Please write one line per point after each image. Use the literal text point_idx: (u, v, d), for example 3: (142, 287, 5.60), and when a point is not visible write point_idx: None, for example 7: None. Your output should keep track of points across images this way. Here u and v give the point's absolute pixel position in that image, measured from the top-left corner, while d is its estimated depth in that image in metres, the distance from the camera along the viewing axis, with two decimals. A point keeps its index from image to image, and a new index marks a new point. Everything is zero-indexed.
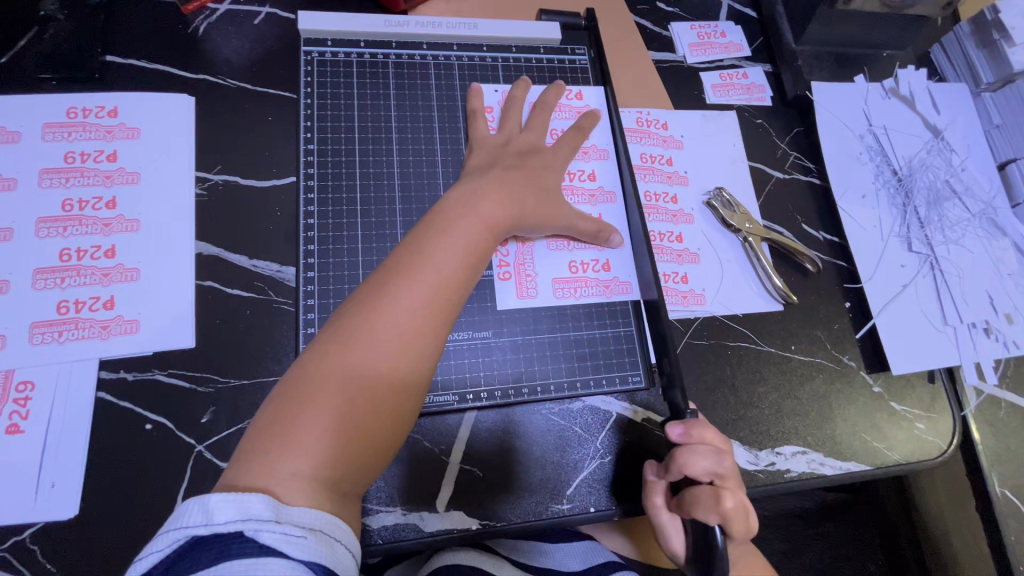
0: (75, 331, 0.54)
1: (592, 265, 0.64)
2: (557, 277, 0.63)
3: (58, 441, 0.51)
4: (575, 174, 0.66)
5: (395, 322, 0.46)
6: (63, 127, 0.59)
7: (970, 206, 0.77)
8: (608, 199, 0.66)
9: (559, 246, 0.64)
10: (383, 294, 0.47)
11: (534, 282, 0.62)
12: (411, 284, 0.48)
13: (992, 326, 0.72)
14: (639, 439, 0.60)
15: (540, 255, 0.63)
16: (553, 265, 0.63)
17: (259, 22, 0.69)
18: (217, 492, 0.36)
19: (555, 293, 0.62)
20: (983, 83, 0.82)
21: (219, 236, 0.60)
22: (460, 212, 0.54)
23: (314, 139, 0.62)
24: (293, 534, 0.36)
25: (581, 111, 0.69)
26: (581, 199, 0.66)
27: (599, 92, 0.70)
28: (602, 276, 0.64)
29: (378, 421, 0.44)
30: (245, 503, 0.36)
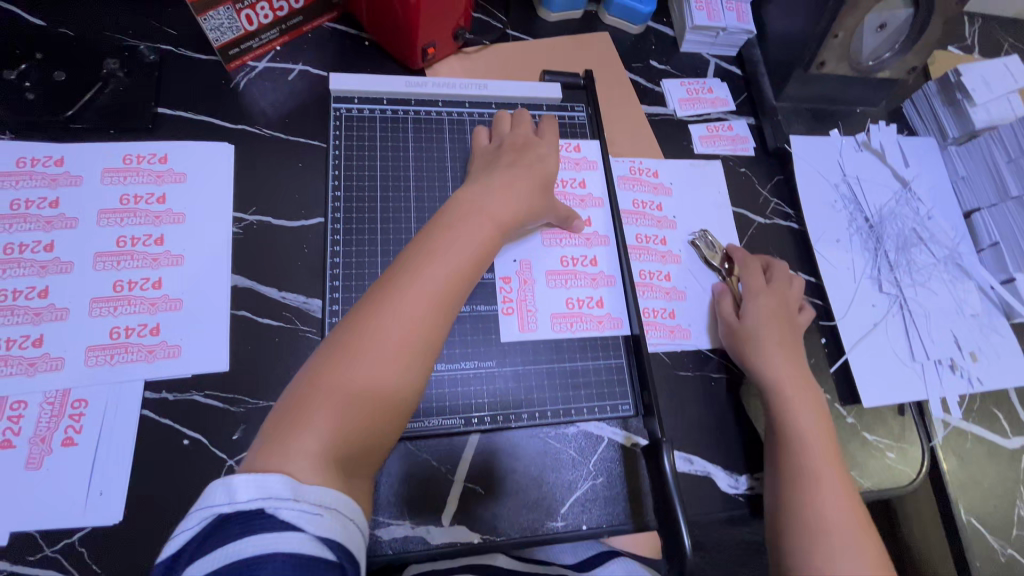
0: (125, 355, 0.60)
1: (586, 301, 0.71)
2: (554, 312, 0.69)
3: (107, 453, 0.57)
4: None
5: (402, 319, 0.51)
6: (120, 172, 0.67)
7: (936, 251, 0.84)
8: (602, 242, 0.74)
9: (557, 284, 0.71)
10: (391, 297, 0.52)
11: (535, 317, 0.69)
12: (416, 285, 0.53)
13: (957, 363, 0.79)
14: (628, 462, 0.67)
15: (540, 292, 0.70)
16: (552, 301, 0.70)
17: (293, 78, 0.77)
18: (240, 474, 0.41)
19: (553, 327, 0.69)
20: (950, 137, 0.90)
21: (253, 271, 0.67)
22: (458, 219, 0.59)
23: (341, 186, 0.69)
24: (308, 511, 0.40)
25: (578, 161, 0.77)
26: (577, 243, 0.73)
27: (595, 145, 0.78)
28: (596, 311, 0.70)
29: (390, 400, 0.49)
30: (265, 483, 0.40)
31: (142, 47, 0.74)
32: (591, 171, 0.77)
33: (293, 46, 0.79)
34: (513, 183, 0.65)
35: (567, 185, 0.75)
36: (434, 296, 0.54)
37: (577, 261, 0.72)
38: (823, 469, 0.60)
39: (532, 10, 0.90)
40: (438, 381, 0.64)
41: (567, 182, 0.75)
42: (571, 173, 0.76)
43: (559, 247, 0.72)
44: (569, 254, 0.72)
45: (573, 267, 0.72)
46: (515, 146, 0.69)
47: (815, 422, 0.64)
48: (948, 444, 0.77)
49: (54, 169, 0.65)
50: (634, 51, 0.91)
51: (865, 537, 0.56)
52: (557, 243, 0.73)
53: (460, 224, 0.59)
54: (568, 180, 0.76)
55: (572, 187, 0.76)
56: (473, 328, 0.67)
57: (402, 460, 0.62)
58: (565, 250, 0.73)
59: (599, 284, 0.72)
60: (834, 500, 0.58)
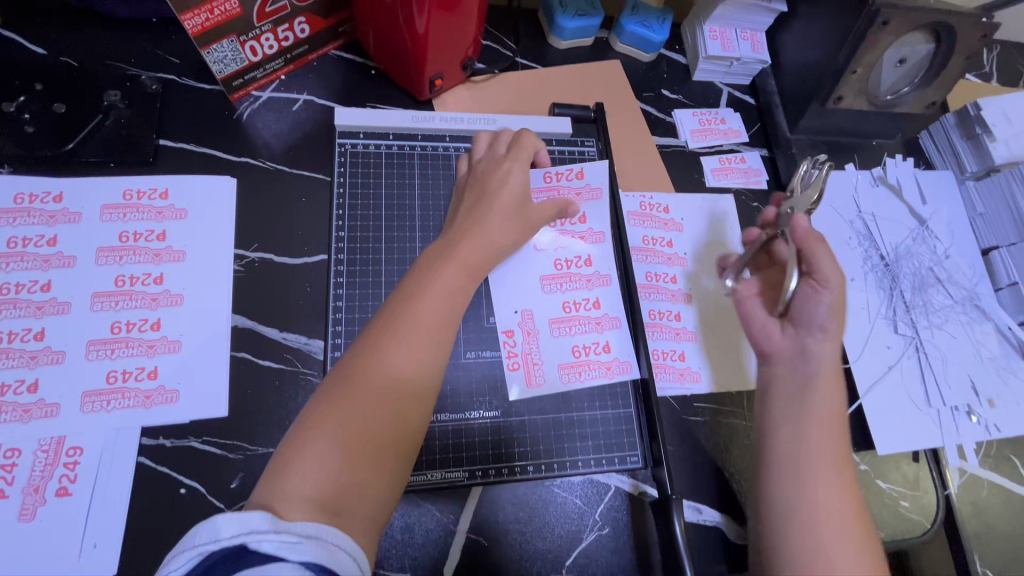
0: (122, 400, 0.59)
1: (592, 347, 0.68)
2: (559, 362, 0.67)
3: (103, 501, 0.56)
4: (568, 262, 0.72)
5: (407, 339, 0.50)
6: (119, 208, 0.66)
7: (954, 292, 0.82)
8: (605, 282, 0.71)
9: (561, 332, 0.69)
10: (395, 317, 0.51)
11: (541, 371, 0.66)
12: (420, 305, 0.52)
13: (974, 409, 0.77)
14: (635, 513, 0.65)
15: (544, 343, 0.68)
16: (557, 351, 0.68)
17: (297, 109, 0.76)
18: (223, 511, 0.38)
19: (559, 379, 0.67)
20: (968, 171, 0.87)
21: (254, 311, 0.66)
22: (456, 237, 0.59)
23: (345, 225, 0.68)
24: (292, 541, 0.37)
25: (579, 192, 0.74)
26: (579, 286, 0.71)
27: (598, 167, 0.74)
28: (603, 357, 0.68)
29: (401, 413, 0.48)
30: (246, 519, 0.37)
31: (144, 77, 0.72)
32: (592, 201, 0.74)
33: (297, 75, 0.78)
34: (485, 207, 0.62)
35: (566, 224, 0.73)
36: (438, 314, 0.52)
37: (580, 305, 0.70)
38: (825, 472, 0.51)
39: (541, 37, 0.88)
40: (442, 431, 0.63)
41: (566, 220, 0.73)
42: (571, 208, 0.73)
43: (559, 293, 0.70)
44: (570, 300, 0.70)
45: (576, 312, 0.70)
46: (483, 170, 0.66)
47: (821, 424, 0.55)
48: (965, 493, 0.75)
49: (53, 205, 0.64)
50: (645, 79, 0.89)
51: (864, 547, 0.48)
52: (558, 288, 0.70)
53: (463, 239, 0.58)
54: (568, 217, 0.73)
55: (572, 224, 0.73)
56: (478, 374, 0.65)
57: (403, 511, 0.61)
58: (566, 295, 0.70)
59: (605, 328, 0.69)
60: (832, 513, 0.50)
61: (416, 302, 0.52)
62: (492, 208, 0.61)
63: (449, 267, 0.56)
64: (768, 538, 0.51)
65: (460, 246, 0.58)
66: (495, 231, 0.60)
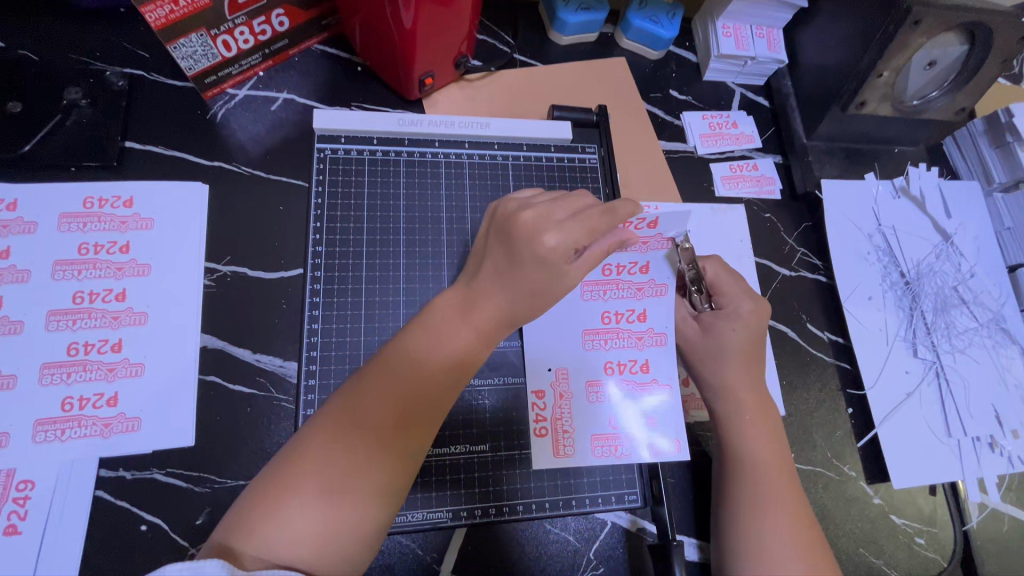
0: (77, 429, 0.54)
1: (633, 419, 0.60)
2: (595, 433, 0.60)
3: (54, 541, 0.52)
4: (616, 315, 0.61)
5: (405, 407, 0.44)
6: (79, 218, 0.61)
7: (978, 314, 0.76)
8: (658, 341, 0.61)
9: (599, 397, 0.60)
10: (394, 377, 0.45)
11: (572, 440, 0.59)
12: (424, 363, 0.46)
13: (996, 440, 0.72)
14: (632, 552, 0.61)
15: (579, 409, 0.60)
16: (593, 419, 0.60)
17: (276, 108, 0.70)
18: (172, 563, 0.35)
19: (592, 453, 0.59)
20: (996, 183, 0.81)
21: (225, 330, 0.61)
22: (476, 296, 0.48)
23: (323, 239, 0.62)
24: None
25: (649, 241, 0.57)
26: (626, 344, 0.61)
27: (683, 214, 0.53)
28: (644, 432, 0.59)
29: (412, 436, 0.44)
30: (200, 569, 0.35)
31: (110, 73, 0.67)
32: (661, 252, 0.58)
33: (277, 72, 0.72)
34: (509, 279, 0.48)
35: (622, 273, 0.61)
36: (440, 382, 0.46)
37: (625, 368, 0.61)
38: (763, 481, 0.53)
39: (541, 31, 0.82)
40: (425, 468, 0.58)
41: (623, 269, 0.61)
42: (633, 256, 0.59)
43: (602, 351, 0.61)
44: (613, 361, 0.61)
45: (619, 375, 0.61)
46: (522, 217, 0.48)
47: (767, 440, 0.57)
48: (985, 528, 0.70)
49: (7, 214, 0.59)
50: (652, 79, 0.83)
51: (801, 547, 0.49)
52: (601, 345, 0.62)
53: (485, 296, 0.48)
54: (626, 265, 0.60)
55: (630, 273, 0.61)
56: (465, 404, 0.61)
57: (383, 549, 0.57)
58: (609, 354, 0.61)
59: (652, 395, 0.60)
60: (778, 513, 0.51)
61: (422, 370, 0.46)
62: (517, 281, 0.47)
63: (464, 329, 0.47)
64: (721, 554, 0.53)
65: (481, 302, 0.48)
66: (519, 302, 0.48)
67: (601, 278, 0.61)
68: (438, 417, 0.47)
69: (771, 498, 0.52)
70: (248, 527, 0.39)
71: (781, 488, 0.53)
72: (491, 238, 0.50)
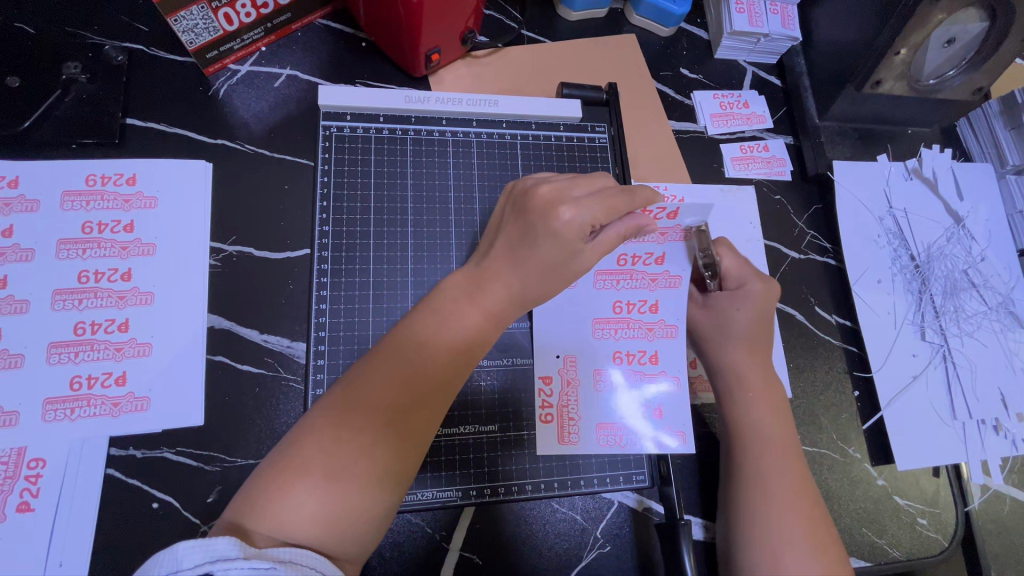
0: (87, 408, 0.55)
1: (641, 408, 0.60)
2: (601, 422, 0.60)
3: (66, 518, 0.52)
4: (628, 305, 0.62)
5: (413, 388, 0.44)
6: (82, 196, 0.60)
7: (988, 297, 0.76)
8: (668, 332, 0.62)
9: (606, 387, 0.61)
10: (401, 357, 0.45)
11: (577, 428, 0.60)
12: (432, 344, 0.46)
13: (1001, 423, 0.72)
14: (639, 530, 0.61)
15: (586, 397, 0.60)
16: (599, 408, 0.60)
17: (280, 85, 0.69)
18: (183, 541, 0.36)
19: (597, 442, 0.59)
20: (1009, 164, 0.79)
21: (232, 310, 0.60)
22: (483, 278, 0.48)
23: (330, 219, 0.61)
24: (261, 568, 0.35)
25: (666, 232, 0.58)
26: (636, 334, 0.62)
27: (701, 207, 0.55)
28: (651, 422, 0.60)
29: (420, 417, 0.44)
30: (211, 546, 0.36)
31: (109, 47, 0.66)
32: (677, 245, 0.59)
33: (280, 47, 0.70)
34: (523, 258, 0.48)
35: (636, 263, 0.61)
36: (449, 360, 0.46)
37: (633, 358, 0.61)
38: (773, 467, 0.53)
39: (550, 6, 0.80)
40: (433, 448, 0.58)
41: (638, 259, 0.61)
42: (650, 247, 0.60)
43: (612, 340, 0.62)
44: (623, 351, 0.61)
45: (627, 364, 0.61)
46: (536, 198, 0.48)
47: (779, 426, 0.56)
48: (985, 509, 0.71)
49: (8, 192, 0.59)
50: (663, 56, 0.81)
51: (811, 533, 0.50)
52: (611, 334, 0.62)
53: (495, 278, 0.48)
54: (642, 255, 0.61)
55: (644, 264, 0.61)
56: (471, 387, 0.61)
57: (392, 527, 0.58)
58: (619, 343, 0.62)
59: (660, 387, 0.61)
60: (788, 501, 0.51)
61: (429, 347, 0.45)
62: (533, 260, 0.47)
63: (472, 311, 0.47)
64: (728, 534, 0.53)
65: (490, 283, 0.48)
66: (532, 282, 0.48)
67: (616, 267, 0.62)
68: (447, 395, 0.46)
69: (779, 478, 0.53)
70: (254, 513, 0.40)
71: (788, 470, 0.53)
72: (506, 215, 0.50)
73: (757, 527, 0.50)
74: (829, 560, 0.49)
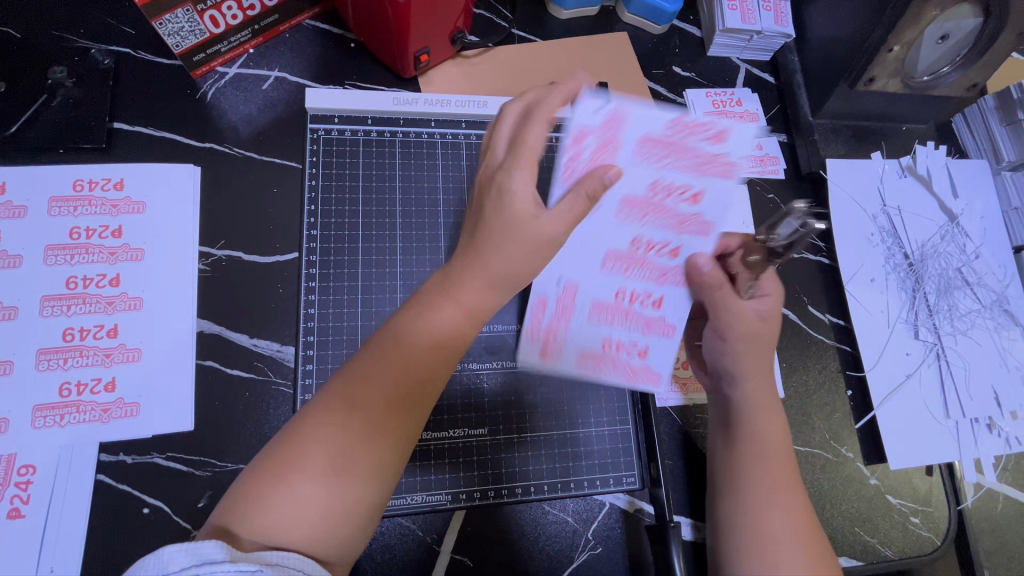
0: (76, 415, 0.55)
1: (628, 346, 0.61)
2: (585, 348, 0.60)
3: (57, 523, 0.52)
4: (648, 245, 0.58)
5: (396, 390, 0.44)
6: (69, 202, 0.60)
7: (981, 295, 0.76)
8: (678, 281, 0.60)
9: (600, 317, 0.60)
10: (387, 359, 0.45)
11: (561, 351, 0.60)
12: (413, 344, 0.45)
13: (995, 421, 0.72)
14: (631, 532, 0.62)
15: (576, 325, 0.60)
16: (586, 337, 0.60)
17: (268, 87, 0.68)
18: (171, 543, 0.36)
19: (576, 366, 0.60)
20: (1004, 160, 0.79)
21: (221, 314, 0.60)
22: (455, 272, 0.47)
23: (318, 223, 0.61)
24: (249, 570, 0.36)
25: (708, 160, 0.54)
26: (647, 276, 0.60)
27: (749, 133, 0.53)
28: (634, 360, 0.61)
29: (404, 418, 0.44)
30: (198, 549, 0.36)
31: (95, 51, 0.65)
32: (718, 179, 0.55)
33: (268, 49, 0.70)
34: (484, 238, 0.47)
35: (670, 198, 0.56)
36: (435, 357, 0.46)
37: (636, 297, 0.60)
38: (769, 470, 0.53)
39: (541, 5, 0.80)
40: (423, 451, 0.58)
41: (672, 193, 0.55)
42: (686, 179, 0.55)
43: (620, 275, 0.59)
44: (628, 288, 0.60)
45: (626, 302, 0.60)
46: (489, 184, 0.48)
47: (778, 427, 0.56)
48: (978, 507, 0.71)
49: None
50: (655, 54, 0.81)
51: (805, 541, 0.50)
52: (620, 270, 0.59)
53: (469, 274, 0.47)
54: (677, 189, 0.55)
55: (678, 201, 0.56)
56: (462, 390, 0.61)
57: (384, 530, 0.58)
58: (627, 280, 0.59)
59: (653, 330, 0.61)
60: (783, 506, 0.51)
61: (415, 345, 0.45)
62: (493, 238, 0.47)
63: (449, 306, 0.47)
64: (720, 534, 0.53)
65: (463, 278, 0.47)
66: (498, 262, 0.47)
67: (645, 196, 0.56)
68: (433, 393, 0.47)
69: (773, 480, 0.53)
70: (241, 513, 0.40)
71: (780, 472, 0.53)
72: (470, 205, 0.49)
73: (753, 531, 0.51)
74: (819, 561, 0.49)
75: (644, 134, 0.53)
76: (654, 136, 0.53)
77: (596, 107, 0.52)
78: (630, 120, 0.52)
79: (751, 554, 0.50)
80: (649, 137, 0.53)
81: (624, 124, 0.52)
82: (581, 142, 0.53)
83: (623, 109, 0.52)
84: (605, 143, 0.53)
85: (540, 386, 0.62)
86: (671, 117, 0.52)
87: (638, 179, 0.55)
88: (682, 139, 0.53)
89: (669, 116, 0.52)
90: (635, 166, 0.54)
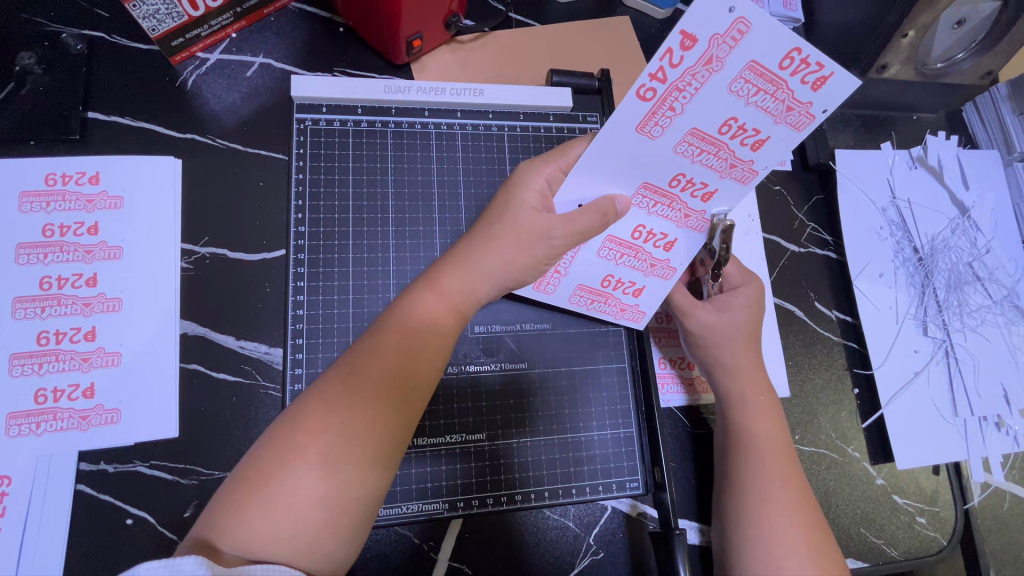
0: (53, 423, 0.52)
1: (626, 285, 0.59)
2: (583, 283, 0.59)
3: (34, 536, 0.50)
4: (687, 183, 0.50)
5: (382, 387, 0.43)
6: (42, 196, 0.57)
7: (992, 291, 0.74)
8: (698, 226, 0.54)
9: (608, 255, 0.57)
10: (378, 355, 0.44)
11: (560, 280, 0.59)
12: (398, 339, 0.45)
13: (1003, 420, 0.70)
14: (632, 536, 0.60)
15: (584, 259, 0.57)
16: (589, 272, 0.58)
17: (253, 74, 0.65)
18: (146, 561, 0.33)
19: (569, 298, 0.60)
20: (1016, 151, 0.76)
21: (205, 315, 0.57)
22: (441, 268, 0.49)
23: (306, 219, 0.58)
24: None
25: (793, 106, 0.43)
26: (670, 216, 0.53)
27: (845, 93, 0.42)
28: (626, 298, 0.60)
29: (393, 417, 0.42)
30: (177, 567, 0.33)
31: (66, 35, 0.62)
32: (790, 131, 0.45)
33: (252, 33, 0.66)
34: (482, 239, 0.49)
35: (734, 136, 0.46)
36: (426, 348, 0.45)
37: (650, 238, 0.55)
38: (772, 470, 0.52)
39: None
40: (417, 457, 0.56)
41: (740, 134, 0.45)
42: (761, 121, 0.44)
43: (643, 212, 0.53)
44: (646, 227, 0.54)
45: (641, 242, 0.56)
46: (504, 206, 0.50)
47: (777, 430, 0.55)
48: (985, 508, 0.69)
49: None
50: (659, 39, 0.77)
51: (812, 541, 0.48)
52: (645, 207, 0.53)
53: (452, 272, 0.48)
54: (746, 130, 0.45)
55: (741, 143, 0.46)
56: (459, 393, 0.58)
57: (378, 538, 0.56)
58: (648, 218, 0.54)
59: (655, 272, 0.58)
60: (789, 506, 0.50)
61: (401, 335, 0.45)
62: (493, 240, 0.49)
63: (434, 301, 0.47)
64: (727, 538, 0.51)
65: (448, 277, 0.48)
66: (490, 260, 0.49)
67: (711, 133, 0.45)
68: (421, 395, 0.45)
69: (778, 480, 0.52)
70: (220, 525, 0.37)
71: (783, 472, 0.52)
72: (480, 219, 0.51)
73: (757, 533, 0.49)
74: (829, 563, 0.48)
75: (751, 60, 0.40)
76: (760, 67, 0.41)
77: (725, 7, 0.38)
78: (746, 34, 0.39)
79: (761, 556, 0.48)
80: (754, 66, 0.41)
81: (738, 40, 0.39)
82: (684, 49, 0.40)
83: (749, 19, 0.38)
84: (707, 59, 0.40)
85: (540, 389, 0.60)
86: (788, 48, 0.39)
87: (716, 106, 0.44)
88: (783, 77, 0.41)
89: (786, 43, 0.39)
90: (721, 93, 0.43)
